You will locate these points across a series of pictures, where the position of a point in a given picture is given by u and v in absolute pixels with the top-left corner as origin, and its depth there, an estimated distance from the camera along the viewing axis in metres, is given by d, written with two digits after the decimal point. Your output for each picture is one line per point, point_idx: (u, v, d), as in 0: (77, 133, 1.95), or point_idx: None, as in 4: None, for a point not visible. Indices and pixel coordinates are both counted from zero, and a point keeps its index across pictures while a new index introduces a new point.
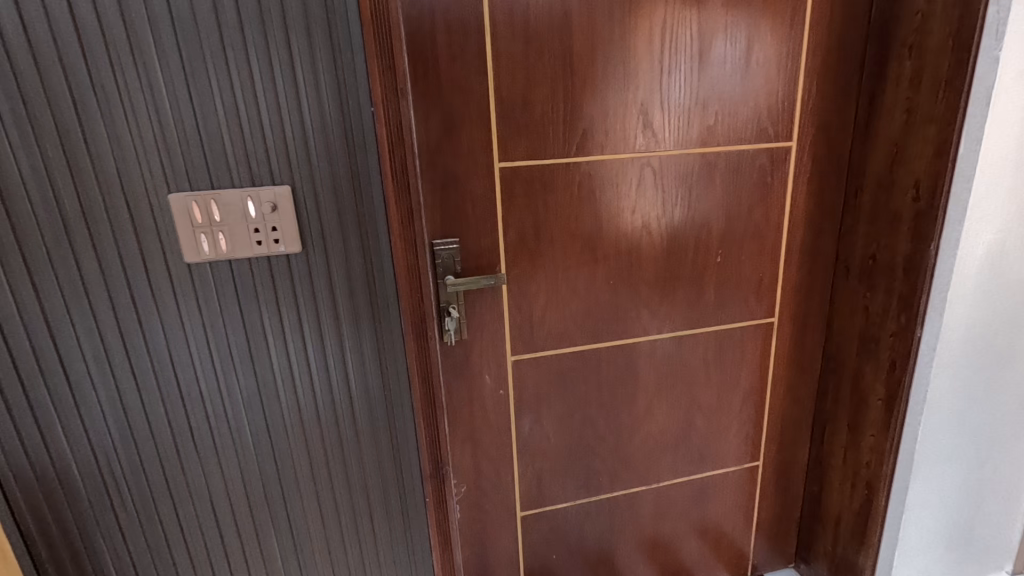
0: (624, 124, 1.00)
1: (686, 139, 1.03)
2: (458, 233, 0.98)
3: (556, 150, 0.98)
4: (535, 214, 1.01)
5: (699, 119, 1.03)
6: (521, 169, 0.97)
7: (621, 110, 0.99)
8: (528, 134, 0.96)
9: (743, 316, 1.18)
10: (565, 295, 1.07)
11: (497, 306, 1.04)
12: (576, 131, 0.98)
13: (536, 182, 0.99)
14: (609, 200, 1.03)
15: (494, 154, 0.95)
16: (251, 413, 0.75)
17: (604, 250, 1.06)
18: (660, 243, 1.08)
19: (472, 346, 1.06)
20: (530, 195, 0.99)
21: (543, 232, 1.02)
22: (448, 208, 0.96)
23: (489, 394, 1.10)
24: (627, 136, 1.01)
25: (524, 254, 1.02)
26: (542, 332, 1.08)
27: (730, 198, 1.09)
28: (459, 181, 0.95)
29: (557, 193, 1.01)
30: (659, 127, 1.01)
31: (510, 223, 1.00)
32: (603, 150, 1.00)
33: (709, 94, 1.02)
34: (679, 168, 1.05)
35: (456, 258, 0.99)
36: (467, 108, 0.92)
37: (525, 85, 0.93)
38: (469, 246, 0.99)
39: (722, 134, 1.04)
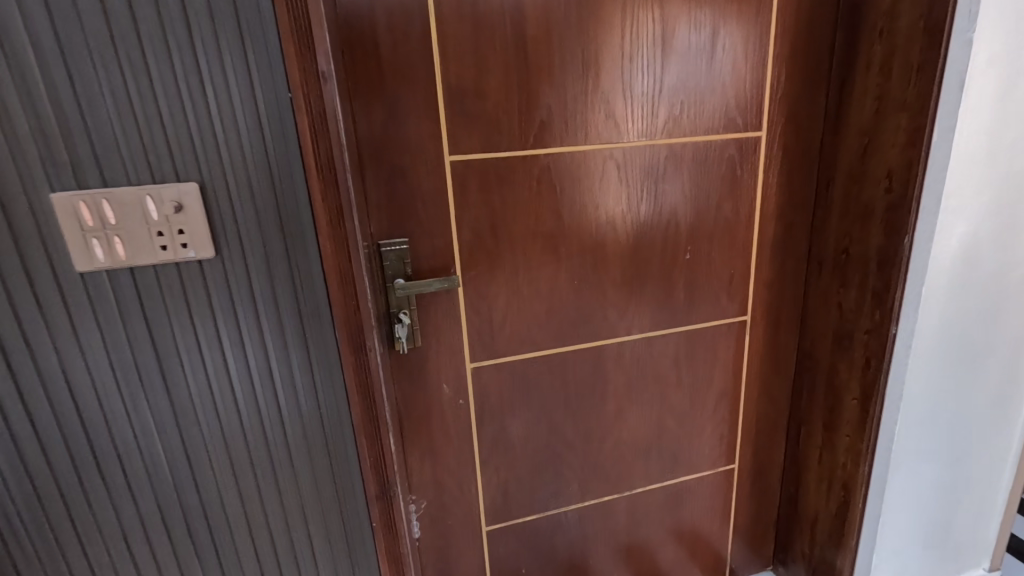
0: (585, 115, 0.94)
1: (651, 130, 0.97)
2: (408, 233, 0.91)
3: (511, 142, 0.91)
4: (492, 211, 0.94)
5: (664, 109, 0.97)
6: (474, 163, 0.91)
7: (581, 99, 0.93)
8: (482, 125, 0.89)
9: (715, 315, 1.13)
10: (528, 297, 1.01)
11: (453, 311, 0.97)
12: (533, 122, 0.92)
13: (491, 176, 0.92)
14: (570, 195, 0.97)
15: (444, 147, 0.88)
16: (167, 438, 0.67)
17: (567, 249, 1.00)
18: (627, 240, 1.03)
19: (428, 354, 0.98)
20: (486, 191, 0.92)
21: (500, 230, 0.95)
22: (396, 206, 0.89)
23: (448, 404, 1.03)
24: (587, 127, 0.94)
25: (482, 254, 0.96)
26: (503, 337, 1.01)
27: (698, 192, 1.03)
28: (407, 177, 0.88)
29: (515, 189, 0.94)
30: (622, 118, 0.95)
31: (465, 221, 0.93)
32: (563, 142, 0.94)
33: (674, 82, 0.96)
34: (643, 161, 0.99)
35: (407, 260, 0.91)
36: (413, 98, 0.85)
37: (476, 73, 0.86)
38: (421, 246, 0.92)
39: (689, 125, 0.99)
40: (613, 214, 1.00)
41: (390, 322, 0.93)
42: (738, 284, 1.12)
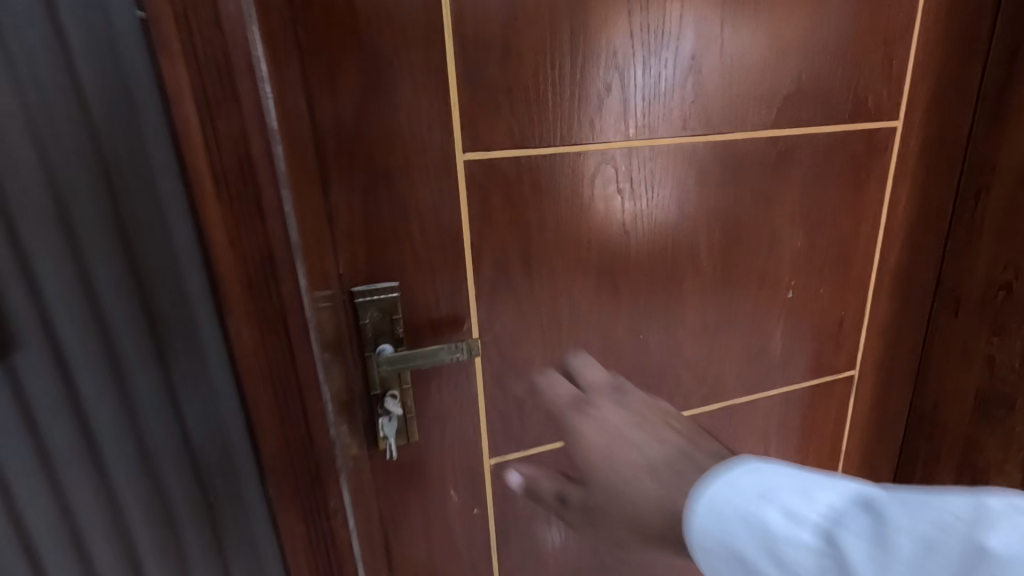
0: (665, 92, 0.62)
1: (755, 116, 0.66)
2: (398, 273, 0.58)
3: (558, 132, 0.59)
4: (527, 237, 0.62)
5: (775, 86, 0.66)
6: (501, 163, 0.58)
7: (661, 66, 0.61)
8: (514, 103, 0.56)
9: (817, 370, 0.83)
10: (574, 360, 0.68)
11: (467, 386, 0.64)
12: (590, 100, 0.59)
13: (527, 184, 0.60)
14: (638, 212, 0.66)
15: (455, 138, 0.56)
16: (45, 543, 0.51)
17: (630, 289, 0.69)
18: (712, 273, 0.71)
19: (429, 451, 0.65)
20: (518, 206, 0.60)
21: (539, 265, 0.63)
22: (379, 232, 0.56)
23: (457, 518, 0.70)
24: (668, 111, 0.63)
25: (511, 300, 0.63)
26: (539, 419, 0.69)
27: (811, 206, 0.73)
28: (397, 187, 0.55)
29: (561, 202, 0.62)
30: (716, 97, 0.64)
31: (486, 253, 0.60)
32: (631, 132, 0.62)
33: (789, 45, 0.65)
34: (742, 161, 0.68)
35: (398, 316, 0.58)
36: (405, 57, 0.52)
37: (506, 18, 0.54)
38: (419, 293, 0.60)
39: (805, 108, 0.68)
40: (695, 238, 0.69)
41: (372, 410, 0.60)
42: (848, 329, 0.83)
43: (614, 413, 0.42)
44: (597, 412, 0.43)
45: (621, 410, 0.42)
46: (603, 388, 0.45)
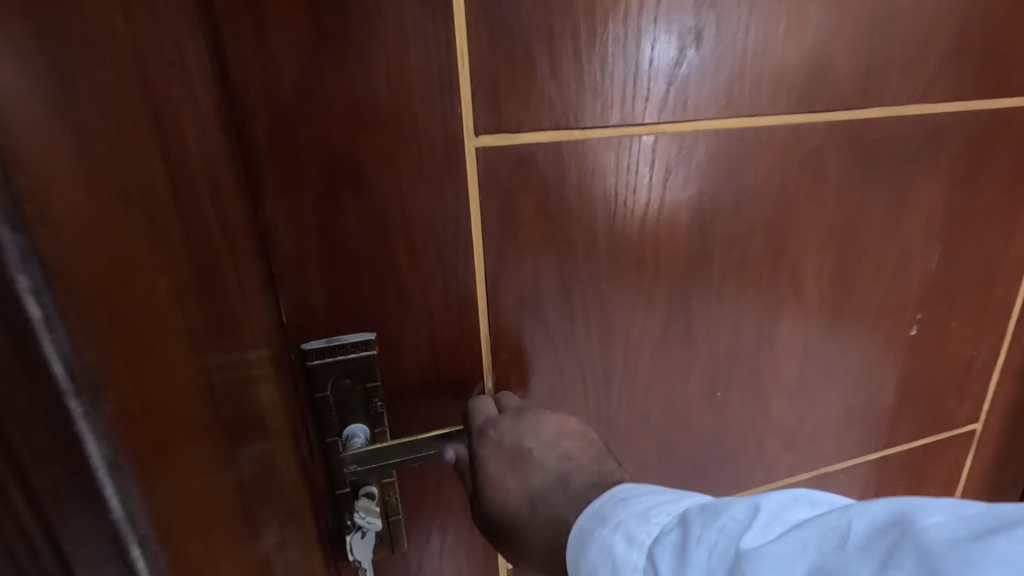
0: (778, 44, 0.41)
1: (897, 83, 0.46)
2: (374, 323, 0.38)
3: (617, 104, 0.39)
4: (570, 263, 0.41)
5: (930, 41, 0.45)
6: (534, 153, 0.38)
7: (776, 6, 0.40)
8: (555, 55, 0.36)
9: (934, 426, 0.63)
10: (628, 429, 0.49)
11: None
12: (669, 57, 0.39)
13: (573, 186, 0.39)
14: (725, 225, 0.45)
15: (463, 112, 0.35)
16: None
17: (710, 333, 0.48)
18: (819, 305, 0.51)
19: (421, 562, 0.46)
20: (556, 217, 0.40)
21: (585, 303, 0.43)
22: (344, 259, 0.36)
23: None
24: (778, 74, 0.42)
25: (543, 353, 0.43)
26: None
27: (955, 212, 0.52)
28: (368, 191, 0.35)
29: (618, 210, 0.42)
30: (849, 55, 0.43)
31: (509, 286, 0.40)
32: (725, 108, 0.42)
33: None
34: (872, 149, 0.47)
35: (372, 382, 0.38)
36: None
37: None
38: (407, 350, 0.39)
39: (966, 73, 0.47)
40: (801, 258, 0.49)
41: (343, 522, 0.40)
42: (977, 373, 0.63)
43: (517, 431, 0.38)
44: (495, 435, 0.38)
45: (529, 433, 0.38)
46: (502, 419, 0.39)
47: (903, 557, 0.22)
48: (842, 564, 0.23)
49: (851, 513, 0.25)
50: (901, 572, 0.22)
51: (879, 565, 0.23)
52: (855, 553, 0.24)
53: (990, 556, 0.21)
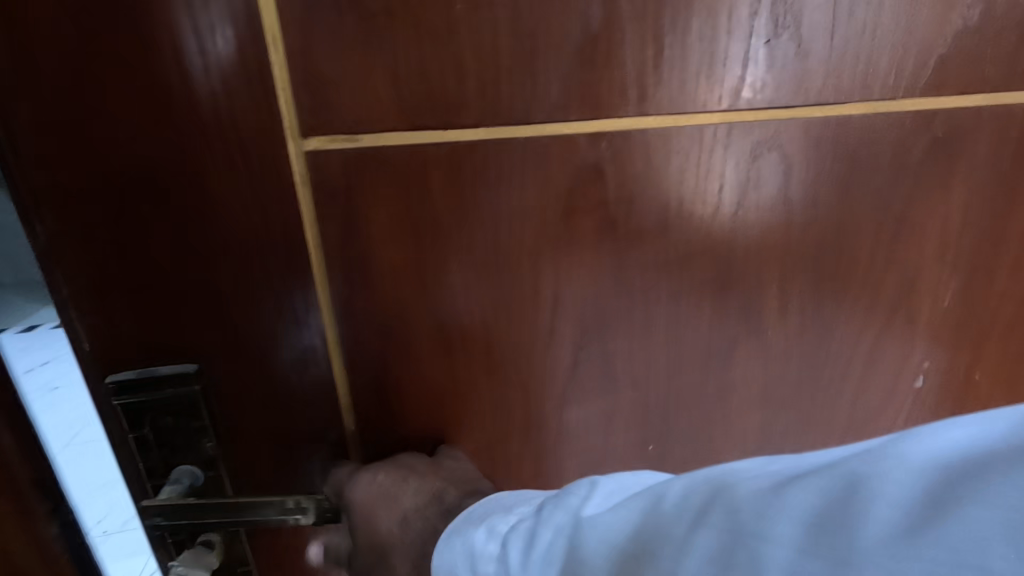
0: (719, 18, 0.31)
1: (897, 67, 0.34)
2: (197, 355, 0.32)
3: (492, 97, 0.30)
4: (445, 289, 0.34)
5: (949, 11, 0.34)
6: (382, 158, 0.31)
7: None
8: (398, 36, 0.28)
9: None
10: (532, 482, 0.41)
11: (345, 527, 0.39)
12: (562, 36, 0.30)
13: (441, 197, 0.32)
14: (650, 247, 0.36)
15: (281, 107, 0.29)
16: None
17: (638, 378, 0.39)
18: (787, 350, 0.41)
19: None
20: (419, 235, 0.33)
21: (467, 336, 0.36)
22: (147, 280, 0.30)
23: None
24: (718, 58, 0.32)
25: (418, 391, 0.37)
26: None
27: (979, 238, 0.40)
28: (172, 202, 0.29)
29: (503, 227, 0.34)
30: (825, 31, 0.33)
31: (364, 315, 0.34)
32: (645, 102, 0.32)
33: None
34: (858, 154, 0.36)
35: (197, 421, 0.33)
36: None
37: None
38: (243, 386, 0.34)
39: (1005, 53, 0.35)
40: (759, 288, 0.39)
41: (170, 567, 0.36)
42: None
43: (386, 474, 0.36)
44: (365, 486, 0.36)
45: (395, 475, 0.36)
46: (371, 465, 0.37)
47: (716, 516, 0.22)
48: (661, 528, 0.24)
49: (676, 481, 0.25)
50: (711, 530, 0.22)
51: (692, 522, 0.23)
52: (675, 514, 0.24)
53: (781, 514, 0.21)
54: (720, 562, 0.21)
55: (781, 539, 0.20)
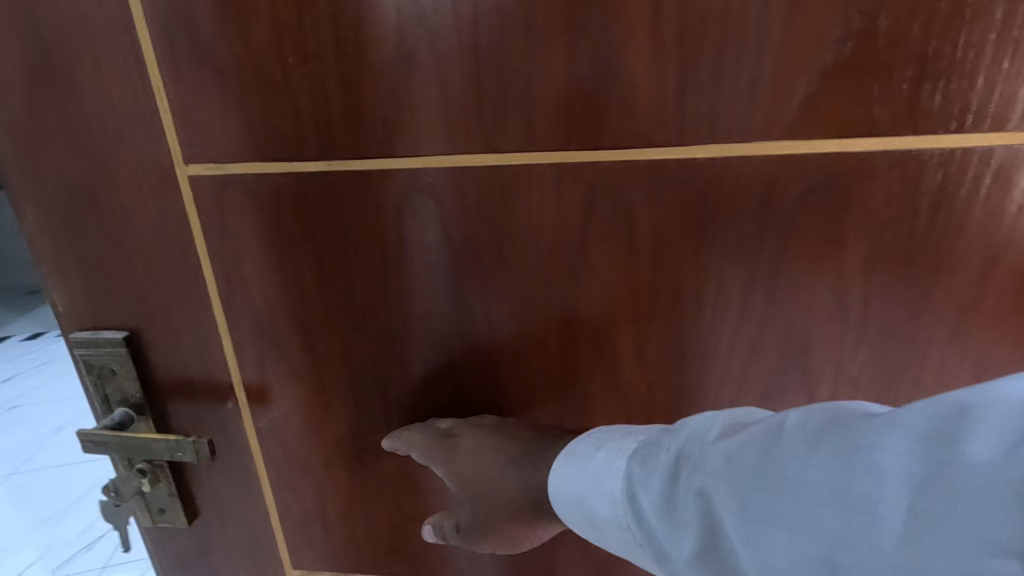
0: (537, 64, 0.32)
1: (752, 107, 0.31)
2: (127, 325, 0.42)
3: (328, 134, 0.35)
4: (306, 295, 0.40)
5: (809, 51, 0.30)
6: (248, 182, 0.37)
7: (523, 15, 0.31)
8: (247, 84, 0.34)
9: None
10: (398, 478, 0.45)
11: (243, 482, 0.46)
12: (383, 84, 0.33)
13: (296, 218, 0.37)
14: (493, 277, 0.37)
15: (168, 141, 0.36)
16: None
17: (488, 400, 0.41)
18: (649, 396, 0.39)
19: (203, 548, 0.49)
20: (278, 248, 0.38)
21: (329, 339, 0.41)
22: (89, 265, 0.40)
23: None
24: (543, 99, 0.33)
25: (289, 382, 0.43)
26: (352, 541, 0.48)
27: (886, 302, 0.35)
28: (98, 210, 0.38)
29: (353, 247, 0.38)
30: (656, 75, 0.32)
31: (244, 312, 0.41)
32: (471, 141, 0.34)
33: None
34: (714, 198, 0.34)
35: (130, 375, 0.43)
36: (75, 19, 0.34)
37: None
38: (161, 355, 0.43)
39: (898, 89, 0.30)
40: (611, 327, 0.38)
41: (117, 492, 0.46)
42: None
43: (480, 434, 0.39)
44: (465, 441, 0.39)
45: (487, 436, 0.39)
46: (456, 425, 0.40)
47: (832, 434, 0.23)
48: (773, 447, 0.24)
49: (786, 411, 0.25)
50: (827, 447, 0.23)
51: (812, 442, 0.23)
52: (790, 433, 0.24)
53: (898, 426, 0.21)
54: (843, 469, 0.22)
55: (896, 449, 0.21)
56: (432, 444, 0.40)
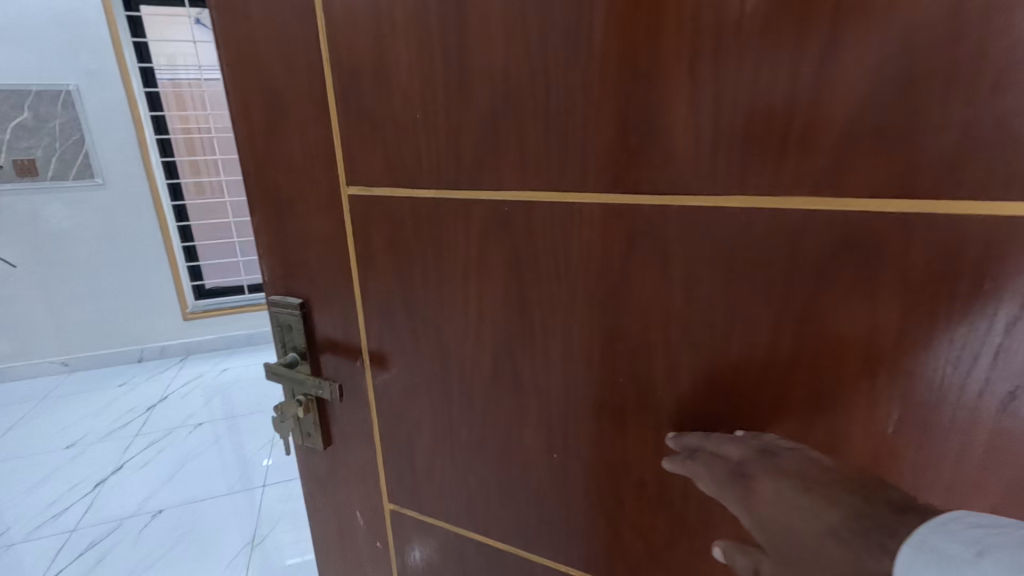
0: (592, 118, 0.39)
1: (785, 160, 0.34)
2: (303, 296, 0.59)
3: (436, 169, 0.46)
4: (414, 288, 0.52)
5: (842, 111, 0.32)
6: (382, 201, 0.50)
7: (580, 81, 0.38)
8: (387, 132, 0.47)
9: None
10: (468, 446, 0.55)
11: (362, 423, 0.61)
12: (475, 133, 0.43)
13: (411, 230, 0.50)
14: (550, 290, 0.45)
15: (337, 170, 0.51)
16: None
17: (540, 393, 0.49)
18: (679, 415, 0.43)
19: (334, 469, 0.66)
20: (397, 251, 0.51)
21: (427, 325, 0.53)
22: (285, 250, 0.58)
23: (363, 542, 0.68)
24: (595, 148, 0.39)
25: (397, 353, 0.56)
26: (431, 489, 0.59)
27: (930, 361, 0.34)
28: (295, 215, 0.55)
29: (447, 255, 0.49)
30: (694, 131, 0.36)
31: (372, 295, 0.55)
32: (538, 180, 0.42)
33: (910, 1, 0.29)
34: (743, 245, 0.37)
35: (300, 331, 0.60)
36: (293, 86, 0.50)
37: (375, 35, 0.44)
38: (320, 320, 0.59)
39: (945, 148, 0.30)
40: (645, 348, 0.43)
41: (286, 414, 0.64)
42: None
43: (777, 482, 0.34)
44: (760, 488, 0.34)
45: (792, 489, 0.32)
46: (744, 459, 0.37)
47: None
48: None
49: None
50: None
51: None
52: None
53: None
54: None
55: None
56: (723, 480, 0.38)
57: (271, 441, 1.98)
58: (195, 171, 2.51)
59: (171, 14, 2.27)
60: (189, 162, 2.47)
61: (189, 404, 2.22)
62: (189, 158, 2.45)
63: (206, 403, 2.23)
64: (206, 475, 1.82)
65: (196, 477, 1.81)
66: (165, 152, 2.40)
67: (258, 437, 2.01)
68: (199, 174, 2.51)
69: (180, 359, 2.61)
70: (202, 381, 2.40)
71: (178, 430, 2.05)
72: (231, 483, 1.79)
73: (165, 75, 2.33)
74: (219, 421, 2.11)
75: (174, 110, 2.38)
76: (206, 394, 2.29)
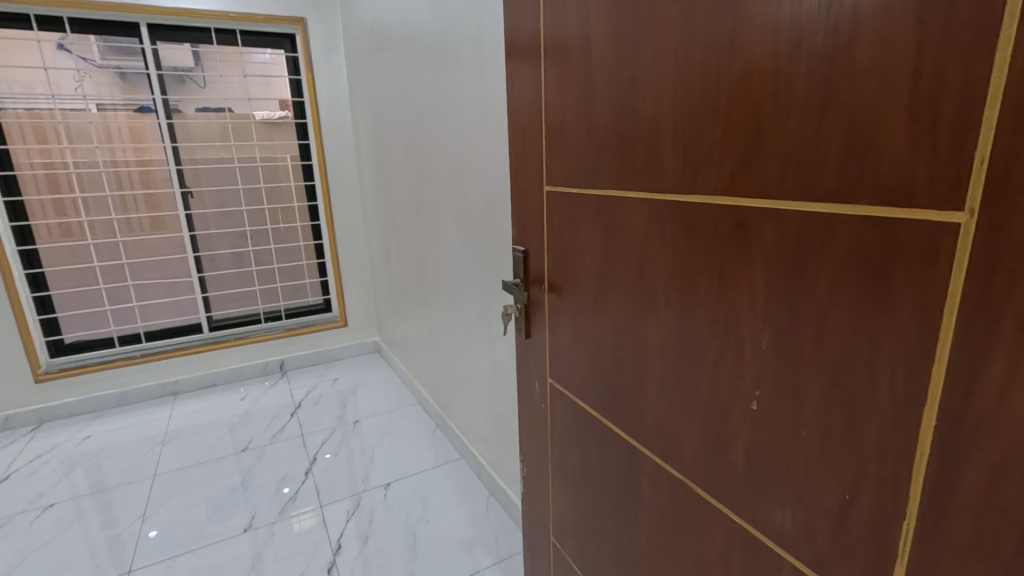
0: (634, 149, 0.68)
1: (708, 175, 0.58)
2: (527, 246, 1.02)
3: (576, 175, 0.82)
4: (566, 242, 0.88)
5: (731, 148, 0.55)
6: (558, 193, 0.88)
7: (630, 129, 0.68)
8: (561, 153, 0.84)
9: (823, 565, 0.54)
10: (583, 343, 0.88)
11: (543, 323, 1.01)
12: (590, 156, 0.77)
13: (568, 209, 0.86)
14: (618, 248, 0.75)
15: (543, 175, 0.91)
16: None
17: (614, 311, 0.79)
18: (667, 329, 0.68)
19: (530, 353, 1.08)
20: (563, 221, 0.88)
21: (571, 265, 0.88)
22: (523, 220, 1.02)
23: (537, 403, 1.07)
24: (634, 167, 0.69)
25: (558, 281, 0.93)
26: (567, 370, 0.94)
27: (776, 301, 0.53)
28: (528, 200, 0.98)
29: (580, 225, 0.83)
30: (671, 157, 0.62)
31: (553, 245, 0.92)
32: (613, 182, 0.73)
33: (757, 84, 0.51)
34: (693, 225, 0.61)
35: (521, 264, 1.04)
36: (530, 129, 0.92)
37: (561, 103, 0.82)
38: (531, 257, 1.01)
39: (773, 166, 0.51)
40: (653, 287, 0.69)
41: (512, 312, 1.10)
42: (893, 552, 0.47)
43: None
44: None
45: None
46: None
47: None
48: None
49: None
50: None
51: None
52: None
53: None
54: None
55: None
56: None
57: (140, 519, 1.91)
58: (59, 211, 2.60)
59: (20, 39, 2.37)
60: (51, 199, 2.56)
61: (43, 479, 2.18)
62: (52, 197, 2.56)
63: (68, 478, 2.18)
64: (59, 563, 1.70)
65: (33, 569, 1.68)
66: (9, 190, 2.48)
67: (130, 511, 1.96)
68: (64, 213, 2.61)
69: (30, 428, 2.61)
70: (55, 457, 2.35)
71: (21, 515, 1.95)
72: (98, 563, 1.70)
73: (13, 103, 2.42)
74: (82, 498, 2.06)
75: (32, 143, 2.49)
76: (66, 467, 2.27)
